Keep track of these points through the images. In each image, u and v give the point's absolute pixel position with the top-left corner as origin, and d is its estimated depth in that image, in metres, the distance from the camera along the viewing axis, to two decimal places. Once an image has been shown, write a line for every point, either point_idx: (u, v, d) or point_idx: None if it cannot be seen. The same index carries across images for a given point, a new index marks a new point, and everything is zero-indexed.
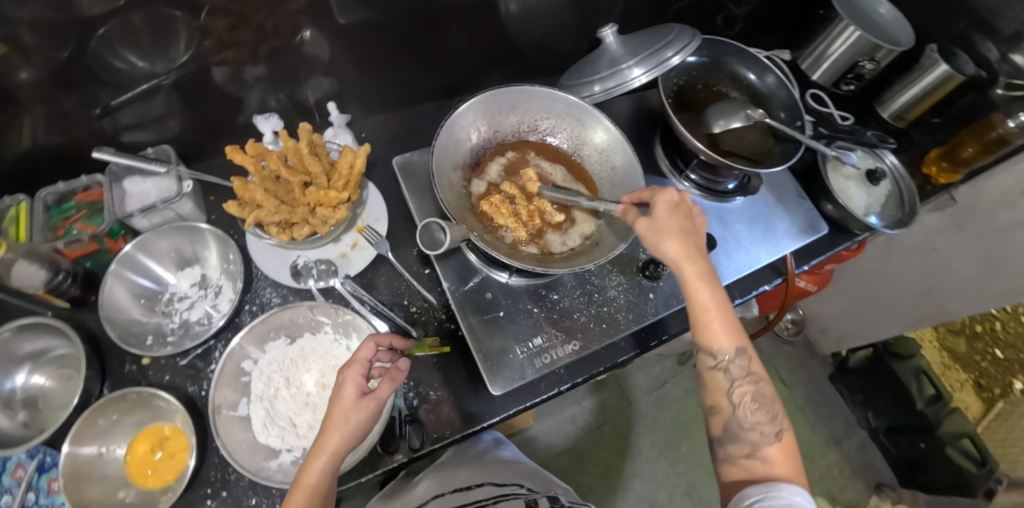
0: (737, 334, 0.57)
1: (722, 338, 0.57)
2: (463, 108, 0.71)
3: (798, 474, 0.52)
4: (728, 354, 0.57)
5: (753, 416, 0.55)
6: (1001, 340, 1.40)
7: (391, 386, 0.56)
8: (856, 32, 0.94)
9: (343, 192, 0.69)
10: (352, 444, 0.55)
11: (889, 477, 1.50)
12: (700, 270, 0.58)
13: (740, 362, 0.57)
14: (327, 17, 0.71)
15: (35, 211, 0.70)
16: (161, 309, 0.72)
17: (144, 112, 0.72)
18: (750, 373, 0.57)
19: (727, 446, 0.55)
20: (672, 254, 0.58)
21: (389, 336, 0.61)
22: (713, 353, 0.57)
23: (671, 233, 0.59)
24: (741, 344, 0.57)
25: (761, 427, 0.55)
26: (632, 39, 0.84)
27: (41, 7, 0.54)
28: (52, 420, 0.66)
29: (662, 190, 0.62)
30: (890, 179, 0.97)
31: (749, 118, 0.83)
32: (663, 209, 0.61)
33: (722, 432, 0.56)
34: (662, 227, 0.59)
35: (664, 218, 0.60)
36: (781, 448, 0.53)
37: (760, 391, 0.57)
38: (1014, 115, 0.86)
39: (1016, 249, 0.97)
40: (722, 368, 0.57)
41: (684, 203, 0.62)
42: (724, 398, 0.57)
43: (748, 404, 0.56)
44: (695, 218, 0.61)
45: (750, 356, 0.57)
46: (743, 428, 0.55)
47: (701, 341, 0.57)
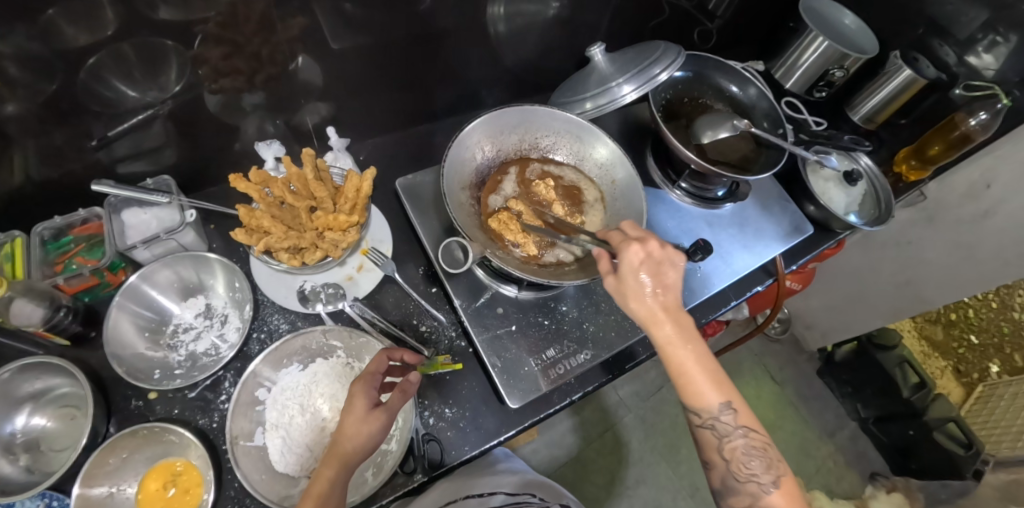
0: (721, 388, 0.57)
1: (706, 396, 0.56)
2: (469, 129, 0.74)
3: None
4: (714, 411, 0.56)
5: (747, 468, 0.56)
6: (975, 326, 1.49)
7: (403, 397, 0.56)
8: (825, 42, 1.00)
9: (352, 215, 0.70)
10: (363, 455, 0.55)
11: (881, 465, 1.55)
12: (672, 334, 0.56)
13: (728, 416, 0.57)
14: (321, 43, 0.72)
15: (32, 247, 0.68)
16: (166, 342, 0.71)
17: (138, 143, 0.71)
18: (740, 426, 0.57)
19: (728, 497, 0.57)
20: (642, 318, 0.57)
21: (402, 350, 0.64)
22: (699, 412, 0.57)
23: (639, 295, 0.57)
24: (726, 398, 0.57)
25: (758, 477, 0.55)
26: (620, 56, 0.87)
27: (24, 39, 0.52)
28: (57, 462, 0.64)
29: (625, 249, 0.58)
30: (866, 179, 1.02)
31: (736, 128, 0.87)
32: (629, 270, 0.57)
33: (721, 485, 0.58)
34: (628, 290, 0.57)
35: (630, 280, 0.57)
36: (781, 496, 0.54)
37: (752, 442, 0.57)
38: (974, 114, 0.91)
39: (983, 238, 1.03)
40: (710, 426, 0.57)
41: (652, 256, 0.58)
42: (717, 454, 0.57)
43: (741, 458, 0.56)
44: (664, 273, 0.58)
45: (737, 409, 0.57)
46: (739, 481, 0.56)
47: (687, 401, 0.57)
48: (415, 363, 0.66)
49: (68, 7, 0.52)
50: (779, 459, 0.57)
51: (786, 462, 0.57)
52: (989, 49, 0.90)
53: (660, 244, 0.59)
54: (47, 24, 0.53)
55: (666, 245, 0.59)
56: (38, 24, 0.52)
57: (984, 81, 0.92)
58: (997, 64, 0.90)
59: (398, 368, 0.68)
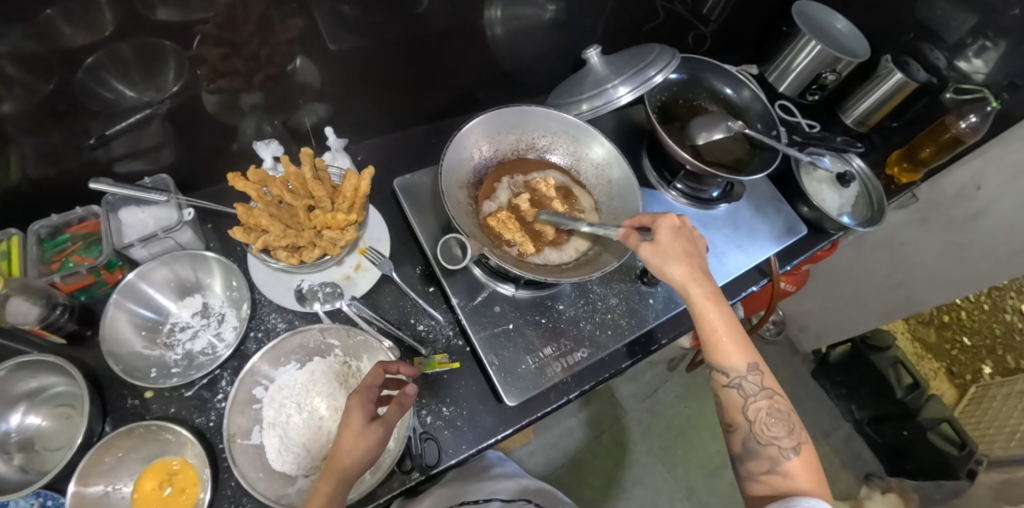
0: (748, 350, 0.59)
1: (734, 355, 0.58)
2: (467, 128, 0.74)
3: (818, 484, 0.53)
4: (742, 370, 0.58)
5: (770, 430, 0.56)
6: (967, 328, 1.52)
7: (400, 411, 0.55)
8: (818, 46, 1.01)
9: (350, 214, 0.70)
10: (361, 469, 0.55)
11: (876, 466, 1.56)
12: (706, 291, 0.60)
13: (753, 377, 0.58)
14: (319, 44, 0.72)
15: (28, 245, 0.68)
16: (163, 341, 0.70)
17: (136, 142, 0.71)
18: (765, 388, 0.58)
19: (748, 463, 0.57)
20: (677, 277, 0.60)
21: (399, 364, 0.62)
22: (726, 371, 0.59)
23: (674, 257, 0.61)
24: (752, 359, 0.59)
25: (779, 441, 0.56)
26: (616, 59, 0.88)
27: (21, 39, 0.52)
28: (52, 461, 0.63)
29: (661, 216, 0.63)
30: (859, 181, 1.03)
31: (731, 129, 0.88)
32: (664, 235, 0.62)
33: (741, 449, 0.57)
34: (664, 251, 0.61)
35: (666, 243, 0.61)
36: (802, 461, 0.54)
37: (777, 405, 0.58)
38: (965, 117, 0.93)
39: (974, 240, 1.05)
40: (736, 385, 0.58)
41: (684, 226, 0.64)
42: (740, 416, 0.58)
43: (764, 419, 0.57)
44: (695, 241, 0.63)
45: (762, 371, 0.59)
46: (761, 443, 0.56)
47: (714, 361, 0.59)
48: (412, 376, 0.64)
49: (67, 7, 0.53)
50: (800, 428, 0.57)
51: (807, 433, 0.58)
52: (979, 53, 0.92)
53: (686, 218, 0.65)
54: (45, 24, 0.53)
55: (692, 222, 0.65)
56: (36, 24, 0.52)
57: (974, 85, 0.94)
58: (987, 68, 0.92)
59: (396, 381, 0.66)
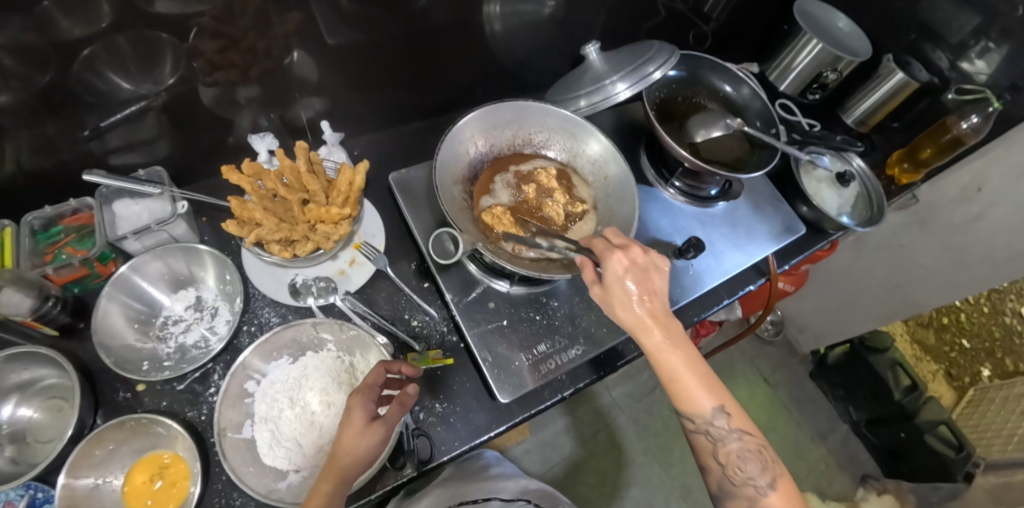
0: (713, 392, 0.56)
1: (699, 401, 0.55)
2: (463, 123, 0.74)
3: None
4: (707, 415, 0.56)
5: (743, 471, 0.56)
6: (966, 331, 1.53)
7: (402, 411, 0.56)
8: (819, 45, 1.00)
9: (344, 208, 0.70)
10: (361, 468, 0.55)
11: (872, 467, 1.56)
12: (661, 341, 0.55)
13: (721, 420, 0.56)
14: (317, 37, 0.72)
15: (21, 237, 0.68)
16: (156, 334, 0.70)
17: (132, 134, 0.71)
18: (734, 429, 0.56)
19: (726, 501, 0.57)
20: (630, 326, 0.56)
21: (401, 363, 0.62)
22: (692, 418, 0.56)
23: (627, 304, 0.56)
24: (719, 401, 0.56)
25: (754, 481, 0.55)
26: (614, 55, 0.88)
27: (18, 30, 0.52)
28: (43, 454, 0.63)
29: (609, 257, 0.58)
30: (858, 181, 1.03)
31: (729, 126, 0.87)
32: (614, 279, 0.57)
33: (718, 490, 0.58)
34: (616, 298, 0.57)
35: (616, 288, 0.57)
36: (778, 498, 0.54)
37: (747, 444, 0.56)
38: (966, 117, 0.92)
39: (973, 242, 1.04)
40: (703, 431, 0.56)
41: (637, 263, 0.58)
42: (713, 459, 0.57)
43: (736, 462, 0.56)
44: (650, 279, 0.58)
45: (730, 412, 0.56)
46: (735, 485, 0.56)
47: (680, 407, 0.56)
48: (413, 376, 0.64)
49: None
50: (774, 461, 0.56)
51: (783, 463, 0.57)
52: (982, 54, 0.91)
53: (643, 250, 0.59)
54: (42, 16, 0.52)
55: (649, 250, 0.59)
56: (33, 16, 0.52)
57: (976, 86, 0.94)
58: (990, 70, 0.91)
59: (396, 381, 0.65)
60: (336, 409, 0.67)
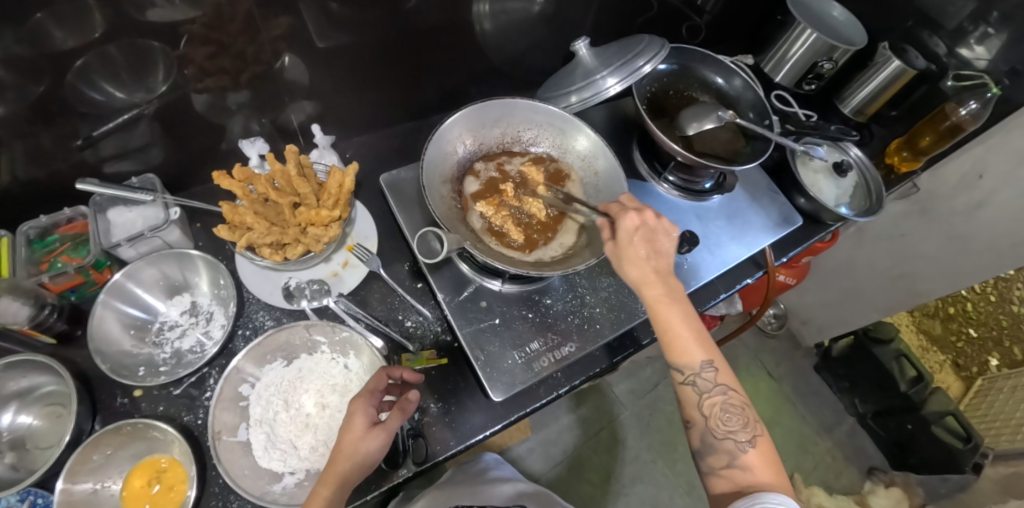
0: (705, 347, 0.58)
1: (689, 353, 0.58)
2: (450, 122, 0.74)
3: (776, 476, 0.54)
4: (696, 368, 0.58)
5: (725, 425, 0.57)
6: (973, 320, 1.52)
7: (403, 417, 0.57)
8: (813, 34, 0.99)
9: (334, 210, 0.70)
10: (360, 473, 0.56)
11: (880, 460, 1.54)
12: (661, 294, 0.58)
13: (708, 374, 0.58)
14: (306, 41, 0.72)
15: (17, 246, 0.68)
16: (152, 339, 0.71)
17: (125, 142, 0.71)
18: (720, 384, 0.58)
19: (707, 457, 0.57)
20: (635, 279, 0.59)
21: (403, 369, 0.63)
22: (682, 369, 0.58)
23: (634, 259, 0.59)
24: (708, 356, 0.58)
25: (735, 435, 0.56)
26: (604, 50, 0.87)
27: (13, 42, 0.53)
28: (42, 461, 0.64)
29: (621, 215, 0.61)
30: (856, 170, 1.02)
31: (721, 119, 0.87)
32: (624, 235, 0.60)
33: (700, 444, 0.58)
34: (624, 252, 0.60)
35: (626, 243, 0.60)
36: (757, 454, 0.55)
37: (732, 401, 0.57)
38: (965, 104, 0.91)
39: (977, 229, 1.03)
40: (691, 383, 0.58)
41: (647, 224, 0.61)
42: (697, 411, 0.58)
43: (719, 415, 0.57)
44: (659, 240, 0.60)
45: (718, 368, 0.58)
46: (717, 438, 0.57)
47: (671, 359, 0.59)
48: (414, 381, 0.65)
49: (56, 11, 0.53)
50: (756, 420, 0.57)
51: (764, 424, 0.58)
52: (982, 40, 0.90)
53: (655, 214, 0.61)
54: (35, 27, 0.53)
55: (660, 216, 0.62)
56: (26, 27, 0.53)
57: (975, 71, 0.93)
58: (990, 55, 0.90)
59: (397, 387, 0.66)
60: (331, 411, 0.67)
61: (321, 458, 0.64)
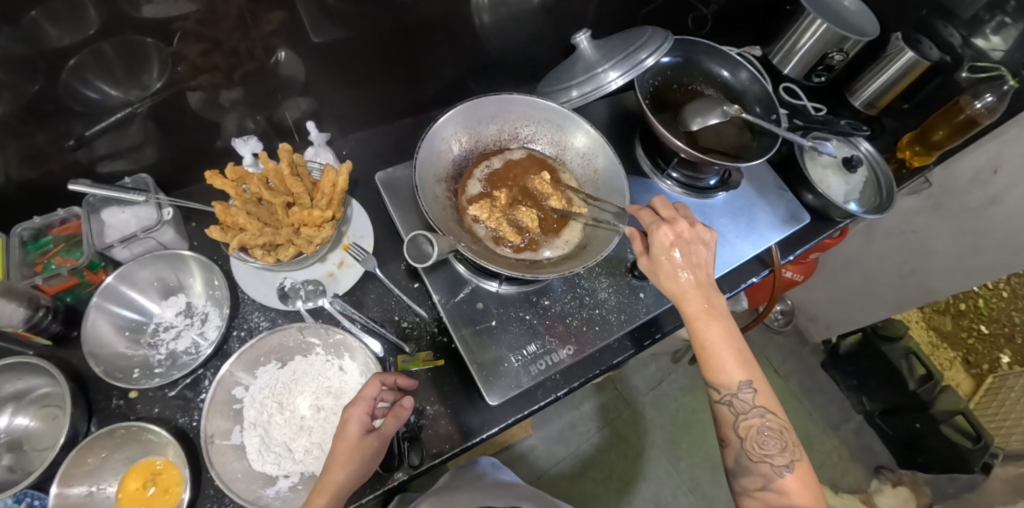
0: (743, 366, 0.57)
1: (728, 372, 0.57)
2: (444, 120, 0.73)
3: (814, 503, 0.52)
4: (733, 387, 0.57)
5: (762, 448, 0.56)
6: (985, 317, 1.49)
7: (397, 424, 0.57)
8: (823, 25, 0.96)
9: (327, 210, 0.69)
10: (354, 482, 0.55)
11: (887, 459, 1.52)
12: (700, 307, 0.59)
13: (747, 394, 0.57)
14: (301, 36, 0.71)
15: (12, 248, 0.68)
16: (147, 341, 0.71)
17: (120, 141, 0.70)
18: (758, 406, 0.56)
19: (742, 477, 0.56)
20: (673, 293, 0.60)
21: (396, 374, 0.61)
22: (718, 388, 0.57)
23: (671, 272, 0.60)
24: (747, 376, 0.57)
25: (772, 459, 0.55)
26: (605, 43, 0.85)
27: (6, 42, 0.52)
28: (39, 462, 0.64)
29: (655, 229, 0.61)
30: (866, 165, 0.99)
31: (726, 114, 0.84)
32: (659, 249, 0.61)
33: (734, 464, 0.57)
34: (660, 267, 0.61)
35: (663, 258, 0.60)
36: (796, 480, 0.53)
37: (769, 423, 0.56)
38: (980, 97, 0.88)
39: (991, 226, 1.00)
40: (727, 402, 0.57)
41: (682, 237, 0.61)
42: (732, 432, 0.57)
43: (755, 436, 0.56)
44: (696, 251, 0.61)
45: (757, 388, 0.57)
46: (753, 461, 0.55)
47: (708, 377, 0.58)
48: (409, 388, 0.64)
49: (52, 8, 0.52)
50: (795, 444, 0.56)
51: (803, 448, 0.56)
52: (998, 30, 0.87)
53: (690, 224, 0.62)
54: (31, 25, 0.52)
55: (696, 225, 0.62)
56: (21, 26, 0.52)
57: (991, 63, 0.89)
58: (1005, 46, 0.87)
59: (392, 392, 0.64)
60: (325, 414, 0.67)
61: (315, 461, 0.64)
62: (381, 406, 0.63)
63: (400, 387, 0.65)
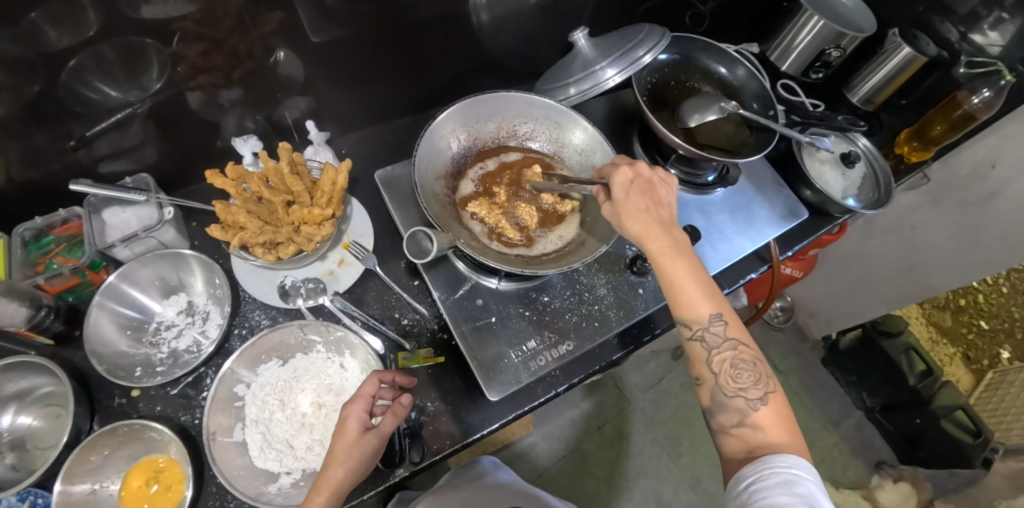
0: (712, 300, 0.56)
1: (697, 307, 0.56)
2: (443, 117, 0.73)
3: (790, 436, 0.51)
4: (705, 321, 0.55)
5: (735, 383, 0.55)
6: (985, 313, 1.50)
7: (396, 421, 0.56)
8: (820, 21, 0.96)
9: (327, 208, 0.69)
10: (353, 480, 0.55)
11: (888, 454, 1.52)
12: (665, 246, 0.58)
13: (718, 327, 0.55)
14: (300, 36, 0.71)
15: (13, 248, 0.68)
16: (148, 339, 0.71)
17: (120, 141, 0.70)
18: (730, 338, 0.55)
19: (718, 416, 0.55)
20: (637, 233, 0.59)
21: (394, 372, 0.61)
22: (688, 324, 0.56)
23: (634, 212, 0.60)
24: (716, 309, 0.56)
25: (746, 393, 0.54)
26: (603, 41, 0.85)
27: (6, 43, 0.52)
28: (42, 461, 0.64)
29: (615, 171, 0.63)
30: (864, 161, 0.99)
31: (724, 110, 0.84)
32: (621, 190, 0.62)
33: (711, 403, 0.56)
34: (624, 208, 0.61)
35: (625, 199, 0.61)
36: (770, 412, 0.53)
37: (742, 356, 0.55)
38: (977, 92, 0.88)
39: (989, 220, 1.00)
40: (699, 338, 0.56)
41: (642, 177, 0.63)
42: (706, 368, 0.56)
43: (730, 371, 0.55)
44: (657, 191, 0.62)
45: (727, 320, 0.55)
46: (728, 396, 0.54)
47: (677, 314, 0.57)
48: (407, 385, 0.64)
49: (51, 9, 0.52)
50: (769, 376, 0.55)
51: (778, 382, 0.56)
52: (996, 25, 0.88)
53: (650, 166, 0.64)
54: (30, 27, 0.52)
55: (655, 168, 0.64)
56: (21, 28, 0.52)
57: (988, 58, 0.90)
58: (1003, 41, 0.88)
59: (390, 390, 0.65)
60: (327, 411, 0.67)
61: (317, 458, 0.64)
62: (380, 404, 0.64)
63: (399, 384, 0.65)
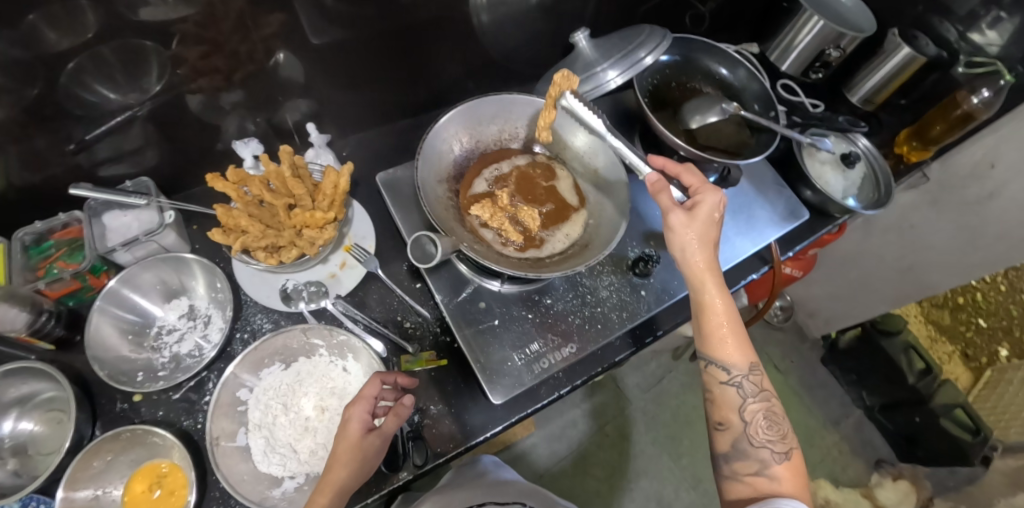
0: (751, 350, 0.60)
1: (737, 353, 0.59)
2: (445, 120, 0.73)
3: (803, 493, 0.53)
4: (742, 369, 0.59)
5: (762, 433, 0.56)
6: (983, 311, 1.48)
7: (398, 422, 0.56)
8: (821, 21, 0.95)
9: (329, 211, 0.69)
10: (355, 481, 0.56)
11: (887, 453, 1.53)
12: (721, 286, 0.61)
13: (751, 379, 0.59)
14: (300, 38, 0.71)
15: (13, 253, 0.68)
16: (150, 344, 0.71)
17: (120, 145, 0.70)
18: (761, 391, 0.59)
19: (734, 461, 0.56)
20: (697, 266, 0.61)
21: (396, 373, 0.61)
22: (727, 367, 0.59)
23: (699, 244, 0.62)
24: (753, 358, 0.60)
25: (771, 445, 0.56)
26: (604, 42, 0.85)
27: (4, 46, 0.52)
28: (44, 466, 0.64)
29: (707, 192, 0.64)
30: (864, 161, 1.00)
31: (726, 111, 0.85)
32: (703, 210, 0.63)
33: (729, 448, 0.57)
34: (695, 234, 0.62)
35: (699, 224, 0.62)
36: (787, 468, 0.54)
37: (771, 409, 0.58)
38: (976, 92, 0.89)
39: (987, 220, 1.00)
40: (734, 384, 0.58)
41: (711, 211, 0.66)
42: (735, 414, 0.58)
43: (759, 422, 0.57)
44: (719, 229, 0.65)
45: (762, 373, 0.59)
46: (753, 445, 0.56)
47: (717, 354, 0.59)
48: (409, 386, 0.64)
49: (50, 12, 0.52)
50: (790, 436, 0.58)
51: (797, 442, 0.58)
52: (994, 25, 0.86)
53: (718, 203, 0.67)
54: (29, 29, 0.52)
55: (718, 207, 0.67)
56: (20, 30, 0.52)
57: (987, 58, 0.89)
58: (1001, 41, 0.87)
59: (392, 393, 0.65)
60: (330, 414, 0.67)
61: (321, 461, 0.64)
62: (381, 406, 0.63)
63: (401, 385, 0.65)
